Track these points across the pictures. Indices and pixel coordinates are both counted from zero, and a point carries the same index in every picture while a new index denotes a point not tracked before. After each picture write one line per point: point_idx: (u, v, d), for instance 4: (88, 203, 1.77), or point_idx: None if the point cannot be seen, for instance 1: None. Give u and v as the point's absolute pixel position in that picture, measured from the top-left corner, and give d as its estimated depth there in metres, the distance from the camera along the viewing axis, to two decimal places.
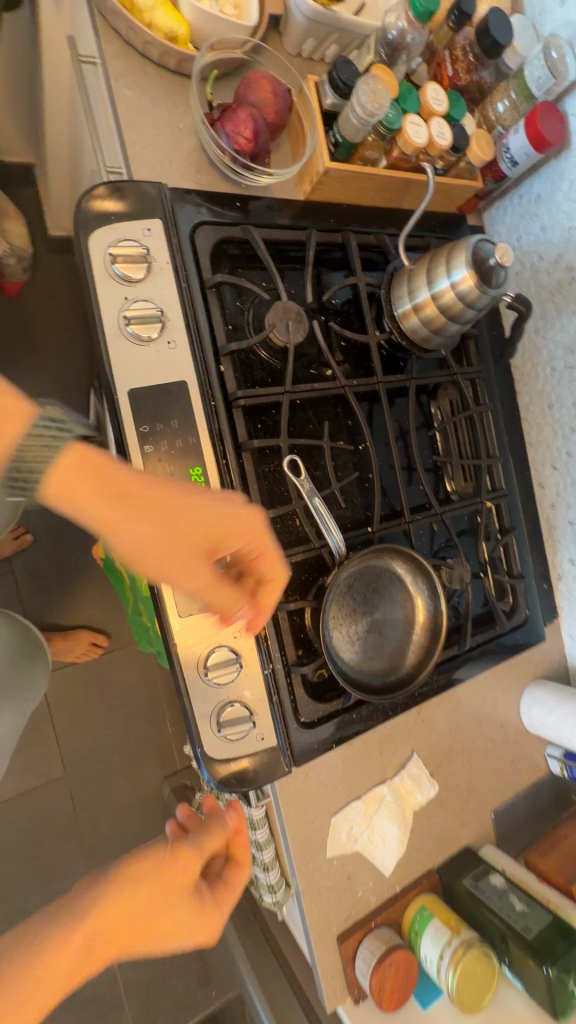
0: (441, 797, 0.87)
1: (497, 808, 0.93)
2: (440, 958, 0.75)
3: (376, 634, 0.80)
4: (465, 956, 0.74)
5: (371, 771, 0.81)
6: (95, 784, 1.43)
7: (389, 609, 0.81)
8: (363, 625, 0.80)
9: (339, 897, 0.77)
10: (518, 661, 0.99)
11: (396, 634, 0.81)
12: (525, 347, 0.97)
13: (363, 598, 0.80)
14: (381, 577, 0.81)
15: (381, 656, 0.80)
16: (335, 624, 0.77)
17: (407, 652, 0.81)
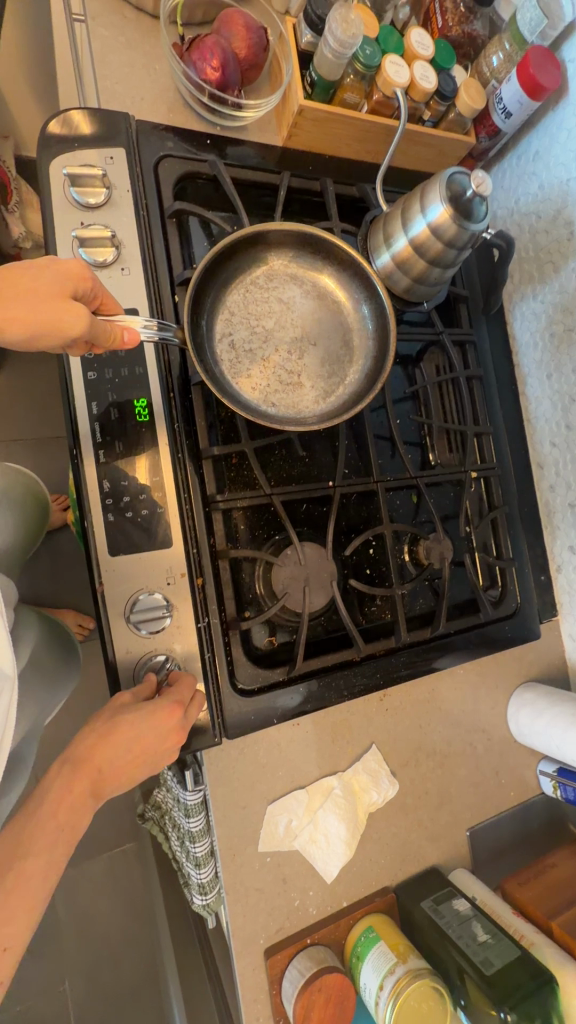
0: (403, 802, 0.76)
1: (474, 826, 0.80)
2: (380, 989, 0.63)
3: (314, 369, 0.70)
4: (407, 989, 0.61)
5: (319, 760, 0.72)
6: None
7: (321, 331, 0.71)
8: (300, 370, 0.69)
9: (271, 902, 0.67)
10: (507, 659, 0.88)
11: (342, 364, 0.71)
12: (523, 314, 0.91)
13: (280, 335, 0.70)
14: (300, 307, 0.71)
15: (331, 389, 0.70)
16: (254, 387, 0.67)
17: (357, 353, 0.71)
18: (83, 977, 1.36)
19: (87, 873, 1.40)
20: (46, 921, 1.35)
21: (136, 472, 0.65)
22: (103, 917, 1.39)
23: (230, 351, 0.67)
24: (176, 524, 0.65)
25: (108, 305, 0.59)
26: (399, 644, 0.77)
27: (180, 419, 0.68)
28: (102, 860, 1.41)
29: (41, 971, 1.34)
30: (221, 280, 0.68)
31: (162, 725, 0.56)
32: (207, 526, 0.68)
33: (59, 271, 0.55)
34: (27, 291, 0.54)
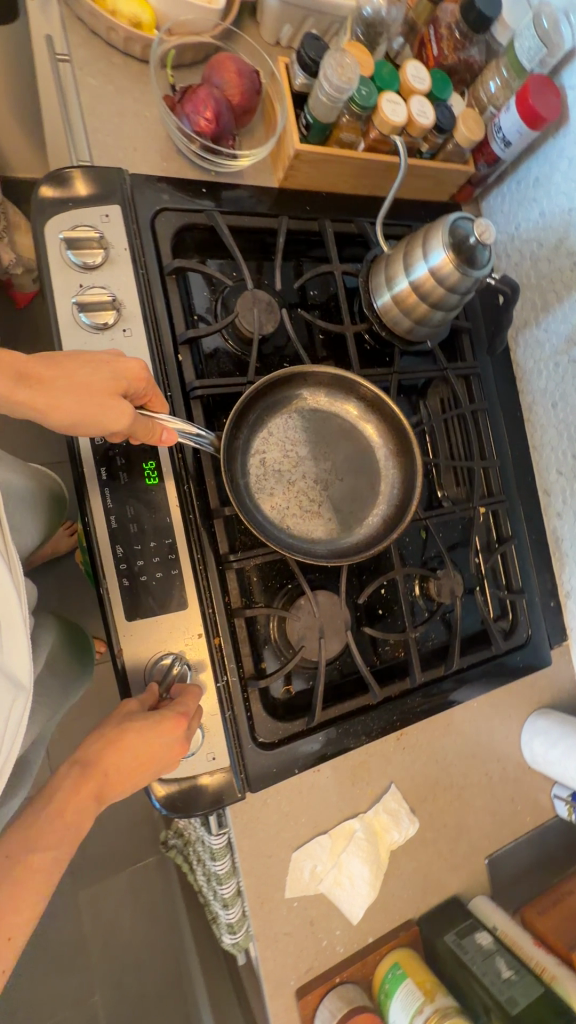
0: (423, 836, 0.78)
1: (492, 853, 0.81)
2: None
3: (335, 508, 0.74)
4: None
5: (340, 802, 0.74)
6: None
7: (346, 468, 0.75)
8: (320, 503, 0.73)
9: (300, 944, 0.69)
10: (519, 686, 0.89)
11: (363, 500, 0.75)
12: (527, 341, 0.90)
13: (309, 464, 0.74)
14: (329, 443, 0.75)
15: (343, 523, 0.74)
16: (273, 506, 0.71)
17: (382, 495, 0.76)
18: (112, 991, 1.39)
19: (111, 889, 1.42)
20: (73, 938, 1.39)
21: (149, 535, 0.66)
22: (129, 931, 1.42)
23: (259, 470, 0.71)
24: (191, 586, 0.66)
25: (157, 404, 0.62)
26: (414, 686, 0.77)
27: (189, 478, 0.69)
28: (125, 877, 1.44)
29: (71, 986, 1.37)
30: (266, 402, 0.73)
31: (164, 735, 0.55)
32: (221, 583, 0.69)
33: (116, 371, 0.58)
34: (80, 385, 0.56)
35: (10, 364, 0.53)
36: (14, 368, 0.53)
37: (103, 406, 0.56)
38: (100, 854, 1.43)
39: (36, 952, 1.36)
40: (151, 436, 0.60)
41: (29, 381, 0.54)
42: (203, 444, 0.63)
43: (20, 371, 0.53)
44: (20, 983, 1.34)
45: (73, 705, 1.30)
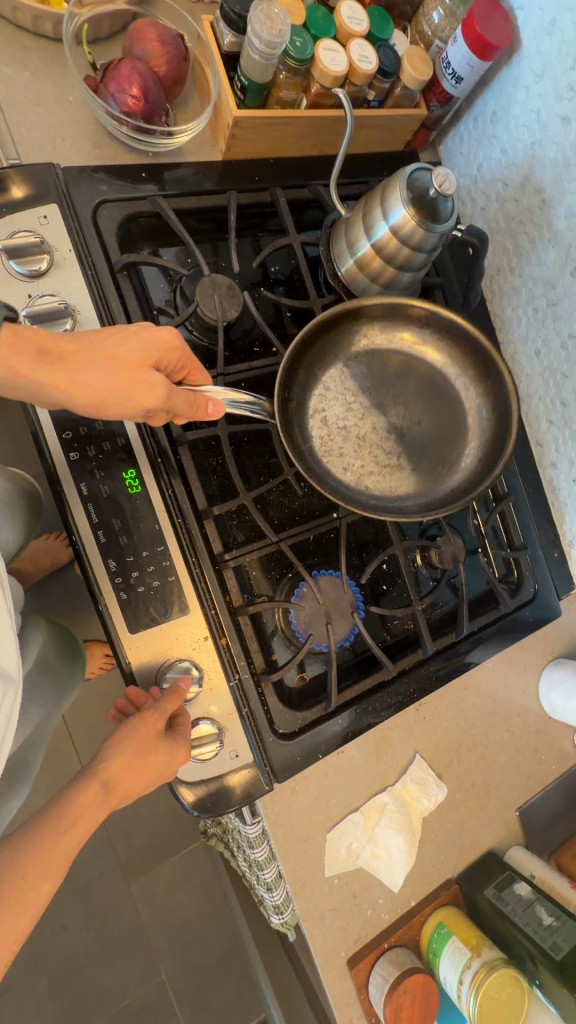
0: (453, 799, 0.79)
1: (522, 806, 0.83)
2: (460, 982, 0.69)
3: (414, 458, 0.72)
4: (486, 982, 0.67)
5: (367, 780, 0.74)
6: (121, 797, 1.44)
7: (417, 411, 0.73)
8: (396, 450, 0.71)
9: (345, 917, 0.71)
10: (531, 641, 0.89)
11: (436, 438, 0.72)
12: (502, 289, 0.86)
13: (375, 415, 0.71)
14: (398, 390, 0.72)
15: (427, 466, 0.72)
16: (347, 468, 0.69)
17: (467, 429, 0.73)
18: (177, 965, 1.46)
19: (160, 876, 1.47)
20: (132, 924, 1.44)
21: (141, 545, 0.64)
22: (183, 912, 1.48)
23: (322, 428, 0.69)
24: (191, 591, 0.65)
25: (195, 376, 0.62)
26: (426, 656, 0.77)
27: (172, 480, 0.67)
28: (172, 863, 1.49)
29: (136, 969, 1.43)
30: (318, 358, 0.70)
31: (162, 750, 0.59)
32: (221, 583, 0.68)
33: (147, 341, 0.57)
34: (107, 358, 0.55)
35: (31, 341, 0.53)
36: (37, 346, 0.53)
37: (132, 381, 0.55)
38: (146, 845, 1.47)
39: (97, 945, 1.41)
40: (195, 408, 0.59)
41: (50, 358, 0.54)
42: (253, 412, 0.63)
43: (40, 347, 0.54)
44: (88, 974, 1.40)
45: (98, 710, 1.32)
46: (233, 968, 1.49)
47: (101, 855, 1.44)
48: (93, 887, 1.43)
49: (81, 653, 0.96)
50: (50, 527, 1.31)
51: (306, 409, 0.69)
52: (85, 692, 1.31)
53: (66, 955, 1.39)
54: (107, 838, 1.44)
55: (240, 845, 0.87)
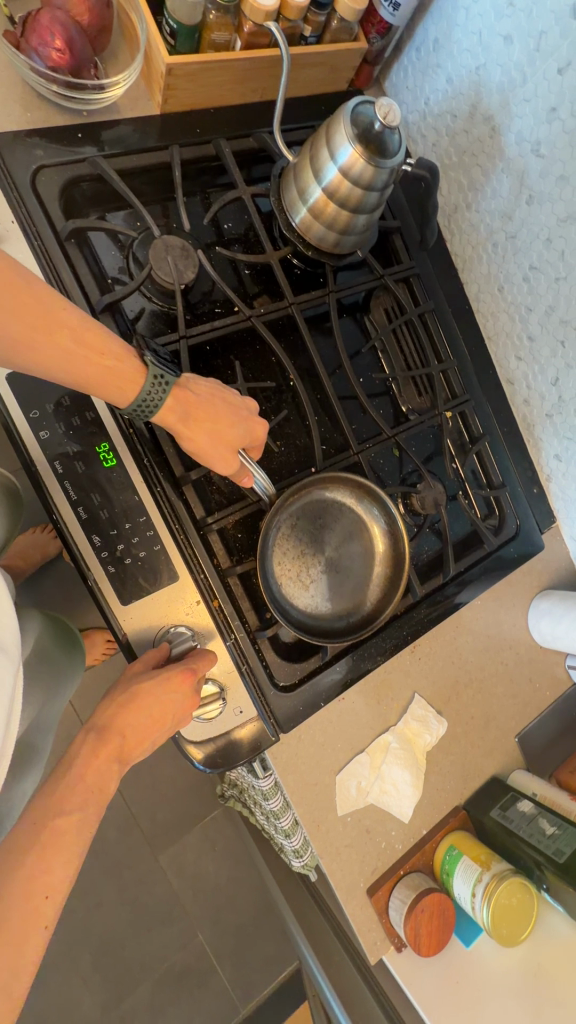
0: (454, 732, 0.82)
1: (520, 732, 0.87)
2: (474, 895, 0.73)
3: (319, 600, 0.71)
4: (497, 889, 0.72)
5: (371, 722, 0.77)
6: (141, 775, 1.50)
7: (340, 593, 0.72)
8: (314, 561, 0.71)
9: (362, 850, 0.75)
10: (518, 576, 0.91)
11: (359, 574, 0.73)
12: (461, 228, 0.85)
13: (329, 534, 0.72)
14: (340, 576, 0.72)
15: (352, 600, 0.72)
16: (278, 541, 0.70)
17: (354, 603, 0.72)
18: (212, 927, 1.53)
19: (187, 845, 1.53)
20: (164, 893, 1.50)
21: (124, 516, 0.64)
22: (213, 876, 1.55)
23: (293, 515, 0.71)
24: (178, 559, 0.66)
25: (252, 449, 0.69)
26: (417, 600, 0.79)
27: (147, 450, 0.66)
28: (197, 831, 1.54)
29: (174, 935, 1.50)
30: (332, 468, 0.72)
31: (175, 691, 0.60)
32: (207, 548, 0.68)
33: (249, 429, 0.64)
34: (216, 429, 0.61)
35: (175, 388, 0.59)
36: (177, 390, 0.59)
37: (215, 450, 0.62)
38: (169, 818, 1.52)
39: (133, 917, 1.47)
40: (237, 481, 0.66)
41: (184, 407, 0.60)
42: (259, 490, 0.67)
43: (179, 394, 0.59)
44: (128, 944, 1.47)
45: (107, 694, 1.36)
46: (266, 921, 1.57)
47: (128, 833, 1.49)
48: (123, 864, 1.48)
49: (80, 644, 0.96)
50: (36, 522, 1.31)
51: (305, 490, 0.70)
52: (91, 679, 1.34)
53: (105, 931, 1.45)
54: (131, 815, 1.49)
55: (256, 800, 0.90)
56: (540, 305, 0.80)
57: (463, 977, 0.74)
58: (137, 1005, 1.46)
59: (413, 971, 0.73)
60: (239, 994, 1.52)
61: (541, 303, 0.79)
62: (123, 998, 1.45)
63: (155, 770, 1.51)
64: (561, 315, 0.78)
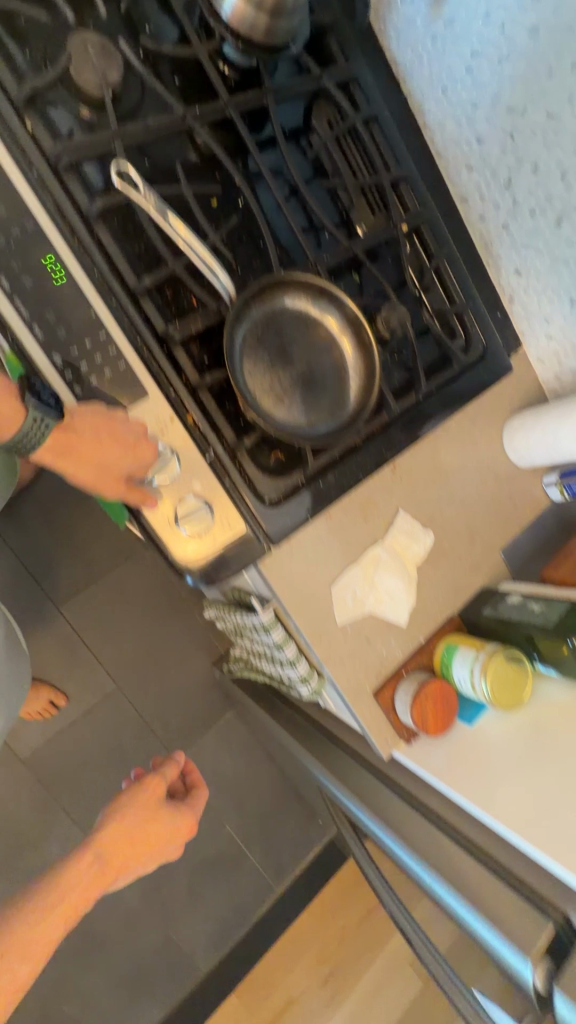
0: (441, 547, 0.85)
1: (505, 546, 0.91)
2: (473, 672, 0.75)
3: (296, 411, 0.70)
4: (494, 661, 0.73)
5: (362, 538, 0.78)
6: (149, 682, 1.62)
7: (316, 404, 0.71)
8: (286, 375, 0.70)
9: (365, 657, 0.78)
10: (492, 399, 0.92)
11: (333, 384, 0.72)
12: (398, 30, 0.81)
13: (297, 347, 0.70)
14: (315, 387, 0.71)
15: (329, 410, 0.72)
16: (245, 354, 0.68)
17: (333, 412, 0.72)
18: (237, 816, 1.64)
19: (204, 744, 1.67)
20: None
21: (83, 334, 0.63)
22: (232, 771, 1.68)
23: (257, 327, 0.68)
24: (146, 377, 0.65)
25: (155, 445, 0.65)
26: (392, 417, 0.81)
27: (96, 261, 0.63)
28: (211, 732, 1.67)
29: (200, 826, 1.60)
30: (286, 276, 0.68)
31: (164, 822, 0.66)
32: (174, 365, 0.66)
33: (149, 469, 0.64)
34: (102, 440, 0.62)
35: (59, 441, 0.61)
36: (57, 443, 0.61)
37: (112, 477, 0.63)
38: (185, 720, 1.65)
39: None
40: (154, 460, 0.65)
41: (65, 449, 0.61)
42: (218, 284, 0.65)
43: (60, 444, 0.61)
44: None
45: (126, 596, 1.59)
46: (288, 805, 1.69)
47: (143, 737, 1.61)
48: (145, 769, 1.59)
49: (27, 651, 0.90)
50: None
51: (265, 296, 0.67)
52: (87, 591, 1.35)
53: None
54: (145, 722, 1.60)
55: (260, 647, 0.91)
56: (487, 96, 0.77)
57: (469, 754, 0.75)
58: (175, 891, 1.57)
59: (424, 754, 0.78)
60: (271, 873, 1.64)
61: (488, 93, 0.77)
62: (162, 887, 1.55)
63: (163, 675, 1.63)
64: (509, 102, 0.75)
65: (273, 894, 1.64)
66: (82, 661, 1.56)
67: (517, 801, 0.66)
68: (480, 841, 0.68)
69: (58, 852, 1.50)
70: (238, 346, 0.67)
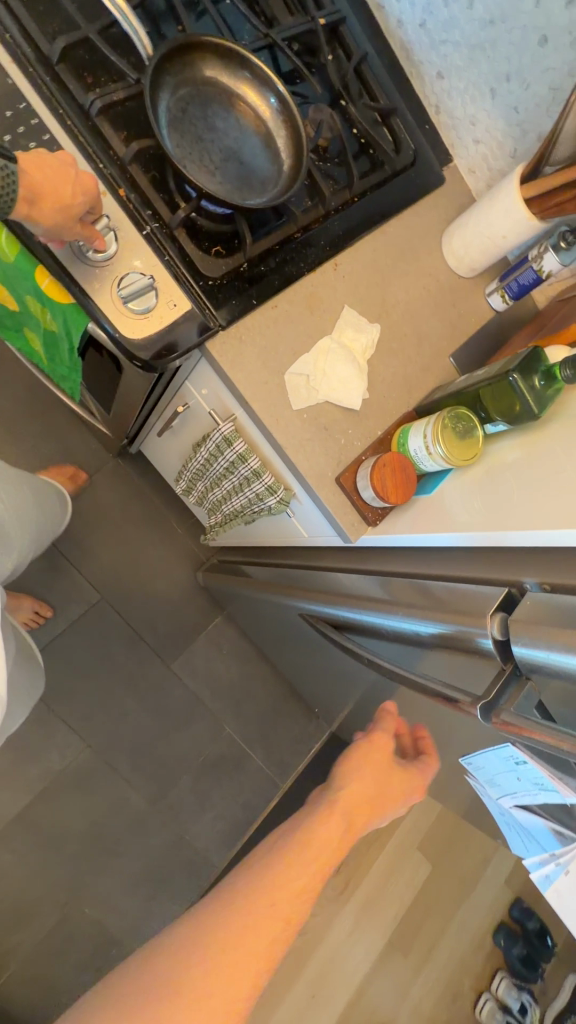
0: (390, 346, 0.87)
1: (454, 352, 0.92)
2: (426, 437, 0.76)
3: (228, 184, 0.73)
4: (443, 420, 0.75)
5: (308, 330, 0.80)
6: (134, 591, 1.64)
7: (247, 179, 0.74)
8: (213, 151, 0.73)
9: (323, 445, 0.80)
10: (428, 208, 0.93)
11: (262, 160, 0.74)
12: None
13: (222, 123, 0.73)
14: (244, 163, 0.74)
15: (261, 184, 0.74)
16: (170, 126, 0.70)
17: (267, 184, 0.74)
18: (236, 719, 1.75)
19: (195, 650, 1.72)
20: (184, 692, 1.69)
21: (2, 102, 0.64)
22: (226, 675, 1.75)
23: (179, 101, 0.71)
24: (70, 146, 0.67)
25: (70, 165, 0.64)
26: (328, 208, 0.82)
27: (12, 32, 0.65)
28: (202, 637, 1.73)
29: (200, 730, 1.71)
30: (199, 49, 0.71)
31: (380, 763, 0.66)
32: (100, 138, 0.68)
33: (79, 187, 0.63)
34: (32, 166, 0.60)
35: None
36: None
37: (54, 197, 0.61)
38: (173, 628, 1.69)
39: (159, 719, 1.66)
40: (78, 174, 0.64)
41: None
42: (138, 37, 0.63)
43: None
44: (162, 742, 1.66)
45: (103, 505, 1.62)
46: (285, 702, 1.81)
47: (135, 646, 1.64)
48: (140, 676, 1.64)
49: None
50: None
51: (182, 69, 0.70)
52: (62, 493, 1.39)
53: (137, 734, 1.63)
54: (134, 629, 1.64)
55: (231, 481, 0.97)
56: None
57: (431, 503, 0.78)
58: (183, 792, 1.67)
59: (392, 522, 0.80)
60: (275, 770, 1.78)
61: None
62: (171, 787, 1.66)
63: (147, 584, 1.66)
64: None
65: (278, 789, 1.77)
66: (64, 572, 1.58)
67: (463, 518, 0.72)
68: (469, 568, 0.68)
69: (59, 759, 1.54)
70: (162, 113, 0.69)
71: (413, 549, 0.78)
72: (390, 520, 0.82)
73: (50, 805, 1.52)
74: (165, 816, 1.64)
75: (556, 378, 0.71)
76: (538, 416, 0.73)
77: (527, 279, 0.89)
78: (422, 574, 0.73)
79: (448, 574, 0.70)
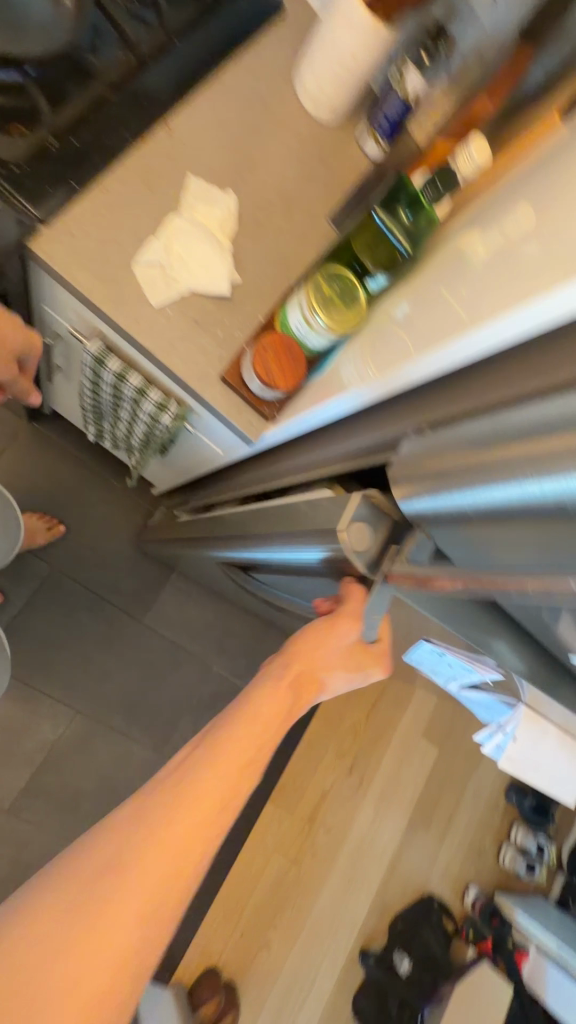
0: (256, 217, 0.77)
1: (332, 212, 0.80)
2: (302, 306, 0.69)
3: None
4: (315, 282, 0.68)
5: (153, 213, 0.71)
6: (86, 555, 1.59)
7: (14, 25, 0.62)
8: None
9: (198, 342, 0.73)
10: (271, 42, 0.79)
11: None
12: None
13: None
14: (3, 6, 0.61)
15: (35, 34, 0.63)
16: None
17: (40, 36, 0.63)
18: (223, 656, 1.77)
19: (165, 600, 1.69)
20: (164, 643, 1.68)
21: None
22: (202, 618, 1.74)
23: None
24: None
25: None
26: (139, 68, 0.73)
27: None
28: (170, 586, 1.70)
29: (189, 674, 1.71)
30: None
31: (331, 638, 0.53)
32: None
33: None
34: None
35: None
36: None
37: None
38: (136, 584, 1.65)
39: (145, 673, 1.66)
40: None
41: None
42: None
43: None
44: (153, 693, 1.67)
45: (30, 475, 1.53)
46: (268, 630, 1.83)
47: (101, 609, 1.60)
48: (113, 637, 1.62)
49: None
50: None
51: None
52: None
53: (125, 691, 1.63)
54: (97, 592, 1.60)
55: (124, 408, 0.89)
56: None
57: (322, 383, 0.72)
58: (185, 734, 1.70)
59: (288, 412, 0.74)
60: None
61: None
62: (172, 733, 1.68)
63: (99, 545, 1.61)
64: None
65: None
66: None
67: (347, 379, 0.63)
68: (385, 428, 0.56)
69: (51, 733, 1.53)
70: None
71: (323, 438, 0.70)
72: (287, 410, 0.75)
73: (56, 774, 1.53)
74: (173, 759, 1.68)
75: (423, 204, 0.62)
76: (413, 254, 0.64)
77: (397, 114, 0.74)
78: (327, 459, 0.67)
79: (355, 446, 0.61)
